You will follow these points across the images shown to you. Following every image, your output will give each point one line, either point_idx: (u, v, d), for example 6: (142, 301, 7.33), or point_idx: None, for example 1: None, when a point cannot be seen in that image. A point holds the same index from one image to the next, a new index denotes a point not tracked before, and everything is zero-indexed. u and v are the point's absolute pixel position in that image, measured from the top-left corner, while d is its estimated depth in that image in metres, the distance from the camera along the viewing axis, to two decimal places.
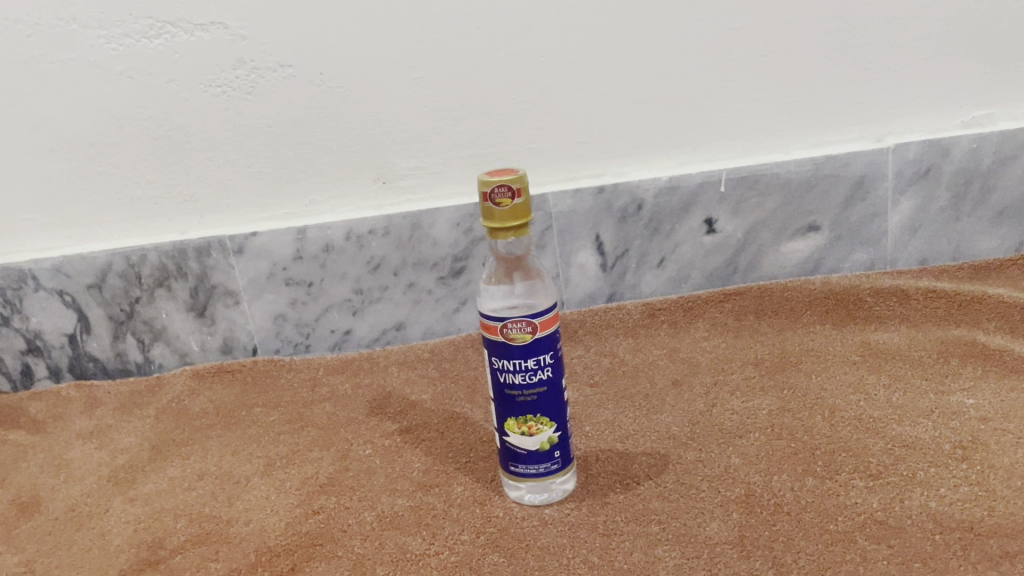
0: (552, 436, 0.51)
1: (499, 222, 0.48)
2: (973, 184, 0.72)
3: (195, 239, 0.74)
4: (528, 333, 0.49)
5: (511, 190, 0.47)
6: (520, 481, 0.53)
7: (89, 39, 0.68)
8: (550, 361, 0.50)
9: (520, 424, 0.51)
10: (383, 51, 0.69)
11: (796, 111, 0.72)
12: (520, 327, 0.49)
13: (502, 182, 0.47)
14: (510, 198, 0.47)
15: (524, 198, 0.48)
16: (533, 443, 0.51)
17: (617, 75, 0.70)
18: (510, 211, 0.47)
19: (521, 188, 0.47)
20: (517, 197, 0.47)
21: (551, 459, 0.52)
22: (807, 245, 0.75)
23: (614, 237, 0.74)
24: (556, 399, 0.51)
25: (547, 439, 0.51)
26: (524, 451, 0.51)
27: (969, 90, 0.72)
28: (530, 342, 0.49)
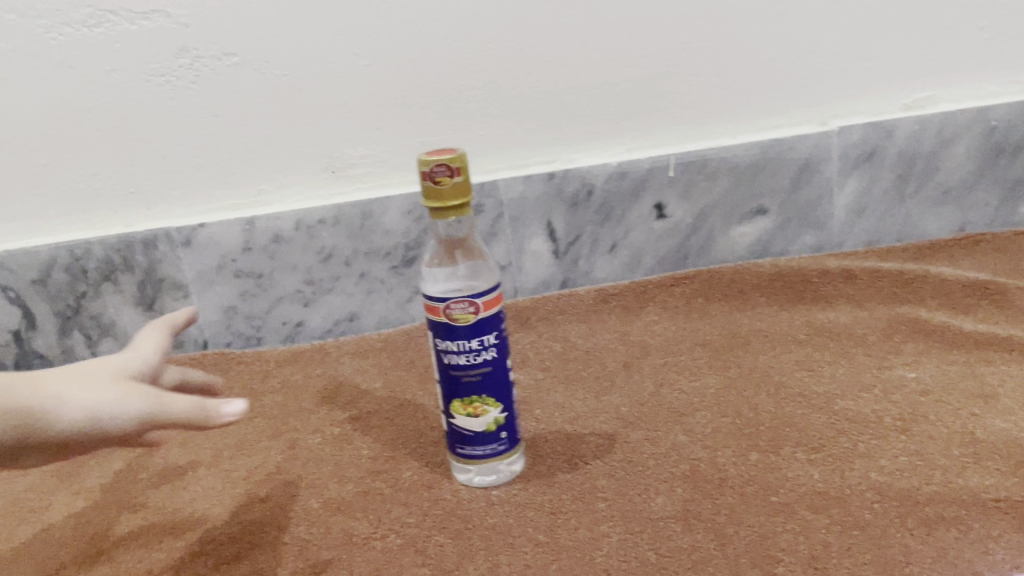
0: (499, 417, 0.50)
1: (440, 202, 0.46)
2: (916, 165, 0.74)
3: (142, 232, 0.73)
4: (470, 313, 0.48)
5: (451, 167, 0.46)
6: (466, 463, 0.52)
7: (28, 29, 0.67)
8: (495, 342, 0.49)
9: (466, 406, 0.50)
10: (329, 39, 0.69)
11: (742, 95, 0.73)
12: (462, 307, 0.48)
13: (441, 160, 0.46)
14: (449, 176, 0.46)
15: (464, 173, 0.46)
16: (480, 424, 0.50)
17: (564, 61, 0.71)
18: (451, 188, 0.46)
19: (460, 167, 0.46)
20: (456, 174, 0.45)
21: (498, 440, 0.51)
22: (756, 228, 0.75)
23: (566, 223, 0.74)
24: (502, 380, 0.50)
25: (493, 420, 0.50)
26: (471, 432, 0.50)
27: (911, 73, 0.73)
28: (473, 323, 0.48)
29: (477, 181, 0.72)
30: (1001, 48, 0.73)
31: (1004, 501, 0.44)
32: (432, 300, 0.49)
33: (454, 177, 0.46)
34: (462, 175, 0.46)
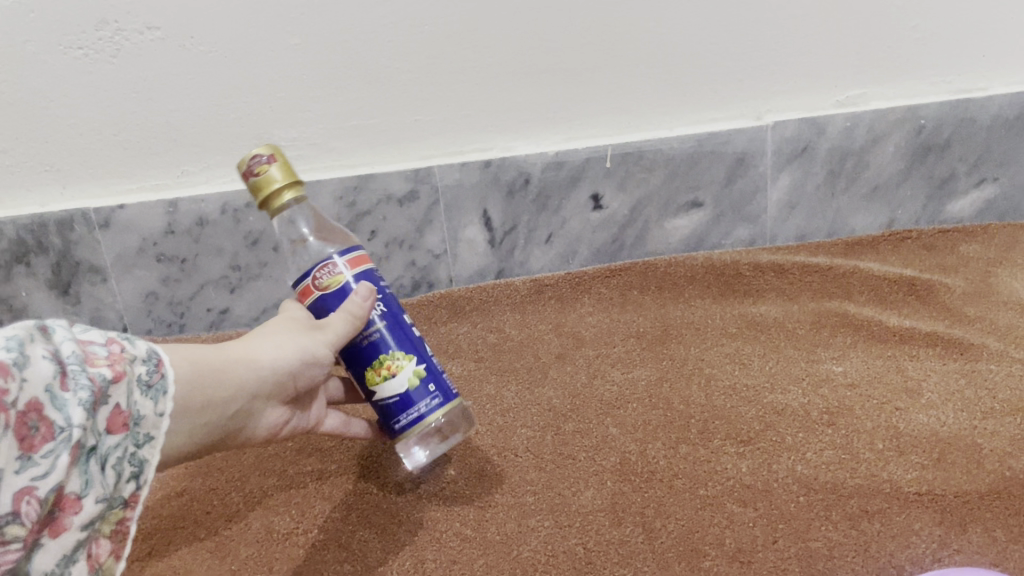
0: (419, 370, 0.46)
1: (269, 193, 0.42)
2: (848, 162, 0.74)
3: (57, 212, 0.70)
4: (339, 275, 0.45)
5: (265, 154, 0.42)
6: (401, 439, 0.45)
7: None
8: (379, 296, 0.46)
9: (379, 370, 0.45)
10: (257, 15, 0.66)
11: (679, 87, 0.72)
12: (329, 271, 0.45)
13: (253, 155, 0.42)
14: (267, 165, 0.42)
15: (283, 159, 0.43)
16: (400, 384, 0.45)
17: (502, 46, 0.69)
18: (275, 175, 0.42)
19: (276, 155, 0.43)
20: (272, 159, 0.42)
21: (429, 394, 0.45)
22: (690, 220, 0.76)
23: (502, 211, 0.74)
24: (407, 334, 0.46)
25: (414, 373, 0.45)
26: (395, 399, 0.45)
27: (844, 70, 0.73)
28: (346, 285, 0.45)
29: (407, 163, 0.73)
30: (932, 47, 0.74)
31: (926, 494, 0.45)
32: (302, 282, 0.45)
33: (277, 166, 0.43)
34: (282, 160, 0.43)
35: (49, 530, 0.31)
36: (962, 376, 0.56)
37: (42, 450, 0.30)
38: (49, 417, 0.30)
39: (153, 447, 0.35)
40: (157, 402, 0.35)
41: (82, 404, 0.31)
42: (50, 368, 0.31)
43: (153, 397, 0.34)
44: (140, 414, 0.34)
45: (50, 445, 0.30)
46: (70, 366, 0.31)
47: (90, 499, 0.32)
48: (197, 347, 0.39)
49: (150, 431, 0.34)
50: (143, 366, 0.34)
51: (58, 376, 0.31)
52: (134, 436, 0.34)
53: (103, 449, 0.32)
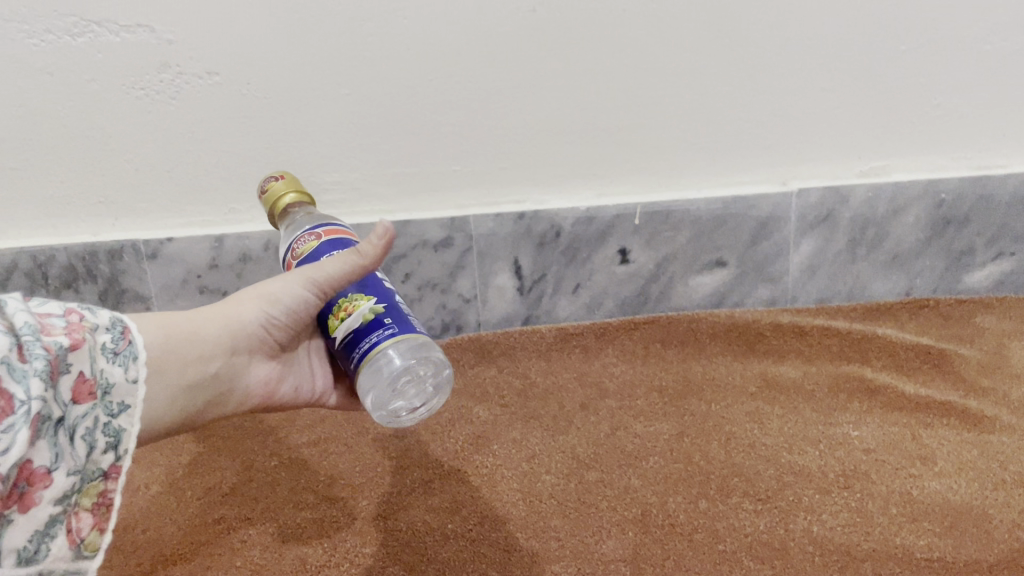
0: (374, 308, 0.45)
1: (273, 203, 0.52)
2: (868, 230, 0.77)
3: (107, 242, 0.73)
4: (311, 242, 0.49)
5: (277, 175, 0.53)
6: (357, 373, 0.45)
7: (9, 33, 0.67)
8: (346, 253, 0.48)
9: (338, 314, 0.46)
10: (311, 66, 0.70)
11: (708, 151, 0.75)
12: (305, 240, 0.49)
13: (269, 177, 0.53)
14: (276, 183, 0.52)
15: (291, 179, 0.53)
16: (354, 321, 0.45)
17: (540, 105, 0.73)
18: (280, 188, 0.52)
19: (287, 177, 0.53)
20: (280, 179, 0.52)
21: (382, 325, 0.45)
22: (714, 278, 0.78)
23: (532, 261, 0.77)
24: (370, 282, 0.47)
25: (368, 310, 0.45)
26: (352, 336, 0.45)
27: (868, 142, 0.76)
28: (314, 250, 0.48)
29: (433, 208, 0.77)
30: (954, 124, 0.76)
31: (936, 561, 0.46)
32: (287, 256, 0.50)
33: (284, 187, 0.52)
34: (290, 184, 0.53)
35: (20, 506, 0.33)
36: (974, 446, 0.57)
37: (5, 423, 0.32)
38: (9, 390, 0.32)
39: (126, 414, 0.38)
40: (120, 368, 0.39)
41: (42, 374, 0.33)
42: (8, 342, 0.33)
43: (119, 363, 0.39)
44: (109, 382, 0.38)
45: (10, 419, 0.32)
46: (25, 338, 0.34)
47: (61, 471, 0.35)
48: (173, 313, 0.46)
49: (119, 398, 0.38)
50: (107, 335, 0.39)
51: (15, 349, 0.33)
52: (101, 405, 0.37)
53: (70, 420, 0.35)
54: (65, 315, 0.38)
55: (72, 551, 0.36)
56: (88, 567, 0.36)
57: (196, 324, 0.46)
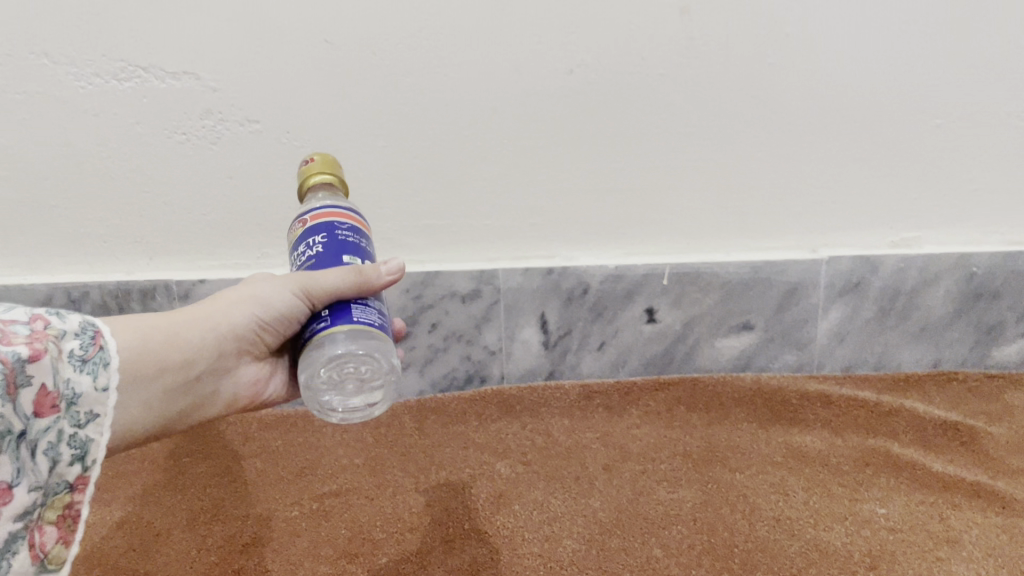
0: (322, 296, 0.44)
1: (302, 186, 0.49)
2: (898, 300, 0.76)
3: (142, 281, 0.75)
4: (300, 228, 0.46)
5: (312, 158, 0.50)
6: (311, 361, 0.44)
7: (58, 75, 0.69)
8: (321, 239, 0.45)
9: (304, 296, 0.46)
10: (349, 118, 0.71)
11: (739, 215, 0.76)
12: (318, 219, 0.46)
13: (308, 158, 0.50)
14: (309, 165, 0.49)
15: (325, 159, 0.50)
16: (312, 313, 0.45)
17: (573, 164, 0.74)
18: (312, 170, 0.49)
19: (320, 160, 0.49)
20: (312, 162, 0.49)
21: (319, 318, 0.44)
22: (741, 341, 0.78)
23: (559, 316, 0.77)
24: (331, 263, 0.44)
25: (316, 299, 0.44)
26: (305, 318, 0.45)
27: (900, 213, 0.76)
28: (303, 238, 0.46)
29: (464, 261, 0.77)
30: (987, 198, 0.76)
31: None
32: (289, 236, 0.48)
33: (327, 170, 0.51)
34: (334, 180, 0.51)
35: None
36: (1003, 531, 0.57)
37: None
38: None
39: (94, 423, 0.38)
40: (88, 377, 0.38)
41: None
42: None
43: (89, 371, 0.38)
44: (76, 392, 0.38)
45: None
46: None
47: (22, 488, 0.35)
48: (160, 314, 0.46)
49: (87, 407, 0.38)
50: (77, 343, 0.39)
51: None
52: (66, 416, 0.37)
53: (32, 434, 0.36)
54: (30, 322, 0.37)
55: (37, 564, 0.36)
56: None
57: (181, 326, 0.47)
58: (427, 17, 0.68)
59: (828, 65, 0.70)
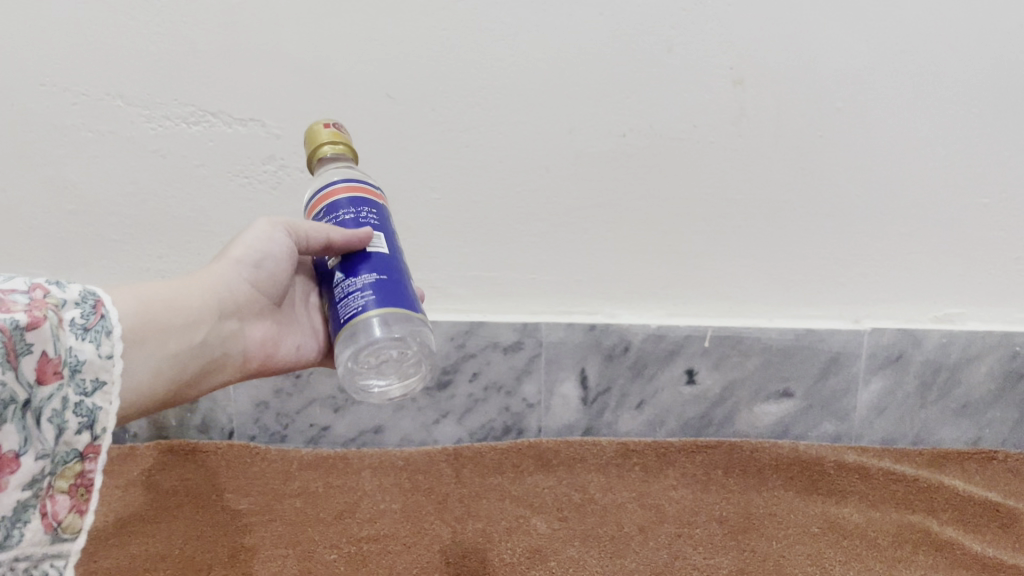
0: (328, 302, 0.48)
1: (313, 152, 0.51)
2: (940, 375, 0.76)
3: None
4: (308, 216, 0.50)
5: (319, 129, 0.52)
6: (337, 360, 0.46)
7: (131, 116, 0.73)
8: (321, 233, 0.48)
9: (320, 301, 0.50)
10: (406, 169, 0.74)
11: (783, 282, 0.77)
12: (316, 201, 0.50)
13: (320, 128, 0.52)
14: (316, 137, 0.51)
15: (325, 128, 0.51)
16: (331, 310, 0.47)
17: (622, 223, 0.75)
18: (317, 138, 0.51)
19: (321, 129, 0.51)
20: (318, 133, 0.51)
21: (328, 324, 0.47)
22: (780, 408, 0.78)
23: (599, 372, 0.77)
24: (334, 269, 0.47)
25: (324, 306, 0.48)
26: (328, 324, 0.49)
27: (945, 288, 0.77)
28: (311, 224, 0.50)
29: (508, 313, 0.79)
30: None
31: None
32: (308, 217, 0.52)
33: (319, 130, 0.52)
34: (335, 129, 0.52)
35: None
36: None
37: None
38: None
39: (101, 392, 0.39)
40: (91, 345, 0.39)
41: None
42: None
43: (91, 340, 0.39)
44: (79, 360, 0.38)
45: None
46: None
47: (29, 456, 0.36)
48: (153, 285, 0.47)
49: (92, 375, 0.38)
50: (77, 311, 0.39)
51: None
52: (71, 384, 0.37)
53: (37, 401, 0.36)
54: (30, 292, 0.38)
55: (49, 534, 0.37)
56: (70, 549, 0.37)
57: (176, 293, 0.48)
58: (486, 76, 0.70)
59: (878, 141, 0.71)
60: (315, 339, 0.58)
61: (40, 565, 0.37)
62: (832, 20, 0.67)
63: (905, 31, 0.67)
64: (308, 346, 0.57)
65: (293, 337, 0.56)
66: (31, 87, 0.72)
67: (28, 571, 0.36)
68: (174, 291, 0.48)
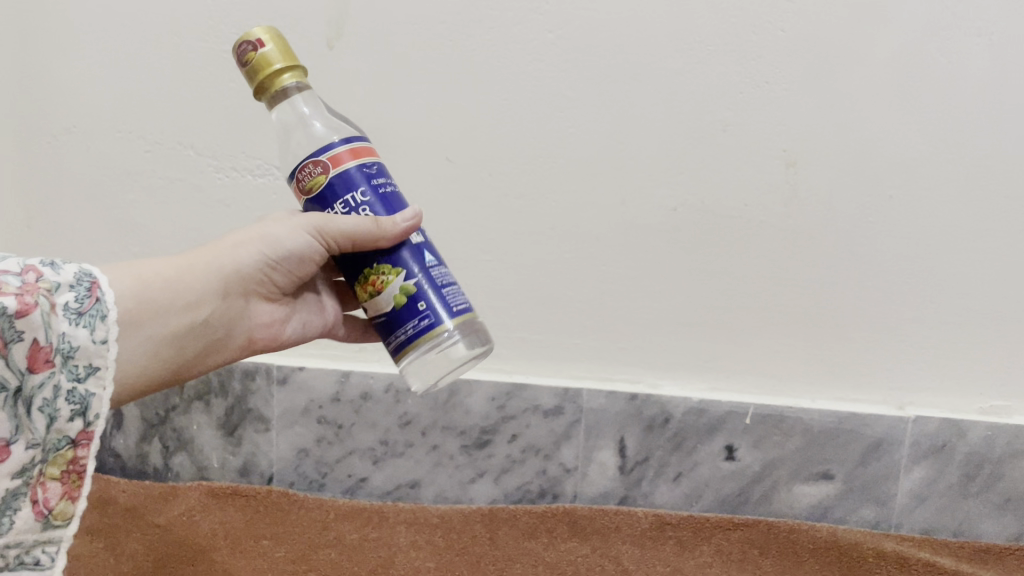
0: (409, 286, 0.47)
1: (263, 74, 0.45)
2: (983, 468, 0.76)
3: (245, 363, 0.79)
4: (317, 176, 0.47)
5: (258, 38, 0.45)
6: (404, 358, 0.48)
7: (200, 166, 0.76)
8: (363, 200, 0.47)
9: (367, 288, 0.48)
10: (461, 231, 0.76)
11: (828, 363, 0.77)
12: (314, 169, 0.47)
13: (248, 35, 0.45)
14: (254, 49, 0.45)
15: (270, 36, 0.45)
16: (388, 299, 0.47)
17: (668, 295, 0.76)
18: (269, 56, 0.45)
19: (265, 39, 0.45)
20: (257, 45, 0.45)
21: (417, 310, 0.47)
22: (819, 490, 0.78)
23: (637, 442, 0.78)
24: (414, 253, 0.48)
25: (401, 291, 0.47)
26: (386, 316, 0.47)
27: (992, 381, 0.76)
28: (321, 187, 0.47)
29: (552, 378, 0.79)
30: None
31: None
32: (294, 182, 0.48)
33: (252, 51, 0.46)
34: (273, 35, 0.46)
35: None
36: None
37: None
38: None
39: (92, 378, 0.40)
40: (85, 330, 0.40)
41: None
42: None
43: (84, 325, 0.41)
44: (72, 346, 0.40)
45: None
46: None
47: (19, 445, 0.38)
48: (155, 261, 0.48)
49: (83, 360, 0.40)
50: (72, 295, 0.41)
51: None
52: (64, 370, 0.39)
53: (27, 388, 0.38)
54: (23, 274, 0.39)
55: (39, 520, 0.40)
56: (61, 535, 0.40)
57: (182, 271, 0.49)
58: (543, 146, 0.72)
59: (929, 230, 0.72)
60: (321, 315, 0.61)
61: (30, 550, 0.40)
62: (887, 110, 0.69)
63: (960, 124, 0.69)
64: (311, 325, 0.60)
65: (298, 317, 0.59)
66: (111, 133, 0.77)
67: (19, 557, 0.39)
68: (178, 269, 0.49)
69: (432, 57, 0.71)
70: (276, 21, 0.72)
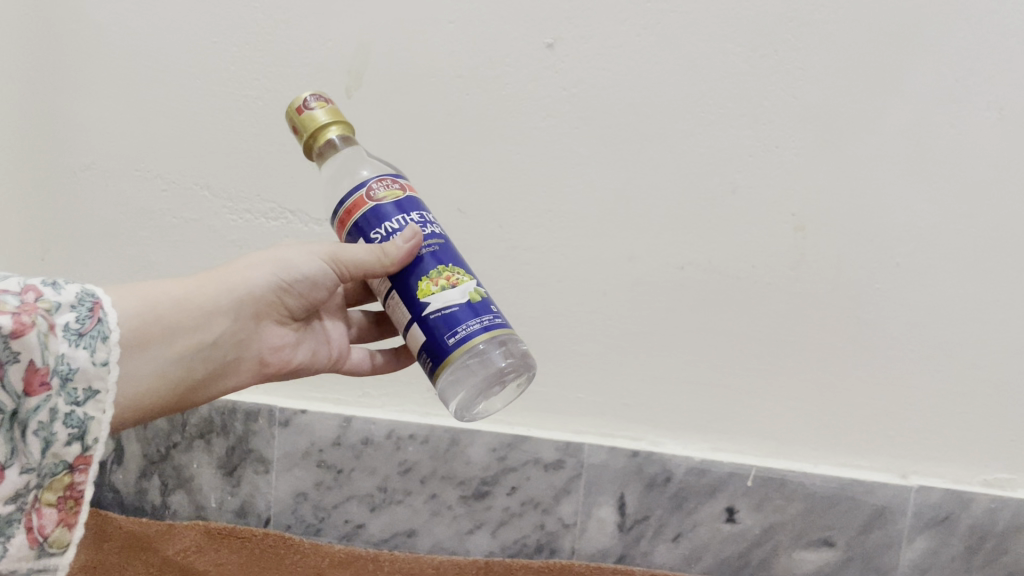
0: (478, 289, 0.48)
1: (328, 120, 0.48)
2: (986, 541, 0.75)
3: (248, 404, 0.79)
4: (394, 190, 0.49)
5: (322, 98, 0.49)
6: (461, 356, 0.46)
7: (215, 206, 0.78)
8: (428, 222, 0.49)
9: (434, 282, 0.47)
10: None
11: (831, 428, 0.76)
12: (385, 185, 0.49)
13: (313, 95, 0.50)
14: (322, 103, 0.49)
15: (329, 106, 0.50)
16: (462, 293, 0.47)
17: (673, 353, 0.76)
18: (332, 111, 0.49)
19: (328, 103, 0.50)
20: (326, 101, 0.49)
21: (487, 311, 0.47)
22: (820, 557, 0.77)
23: (637, 500, 0.77)
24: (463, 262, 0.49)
25: (473, 290, 0.48)
26: (456, 308, 0.46)
27: (997, 453, 0.75)
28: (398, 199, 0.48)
29: (553, 430, 0.79)
30: None
31: None
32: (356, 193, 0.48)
33: (292, 116, 0.49)
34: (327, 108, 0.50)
35: None
36: None
37: None
38: None
39: (91, 400, 0.41)
40: (84, 351, 0.41)
41: None
42: None
43: (83, 346, 0.41)
44: (71, 368, 0.40)
45: None
46: None
47: (14, 469, 0.39)
48: (165, 284, 0.49)
49: (82, 382, 0.40)
50: (72, 316, 0.41)
51: None
52: (63, 393, 0.40)
53: (24, 412, 0.39)
54: (22, 293, 0.40)
55: (35, 548, 0.40)
56: (56, 563, 0.40)
57: (192, 292, 0.49)
58: (553, 201, 0.73)
59: (935, 298, 0.72)
60: (329, 345, 0.61)
61: None
62: (895, 180, 0.69)
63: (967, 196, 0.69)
64: (321, 354, 0.60)
65: (308, 344, 0.59)
66: (130, 172, 0.78)
67: None
68: (188, 291, 0.49)
69: (448, 111, 0.72)
70: (298, 70, 0.73)
